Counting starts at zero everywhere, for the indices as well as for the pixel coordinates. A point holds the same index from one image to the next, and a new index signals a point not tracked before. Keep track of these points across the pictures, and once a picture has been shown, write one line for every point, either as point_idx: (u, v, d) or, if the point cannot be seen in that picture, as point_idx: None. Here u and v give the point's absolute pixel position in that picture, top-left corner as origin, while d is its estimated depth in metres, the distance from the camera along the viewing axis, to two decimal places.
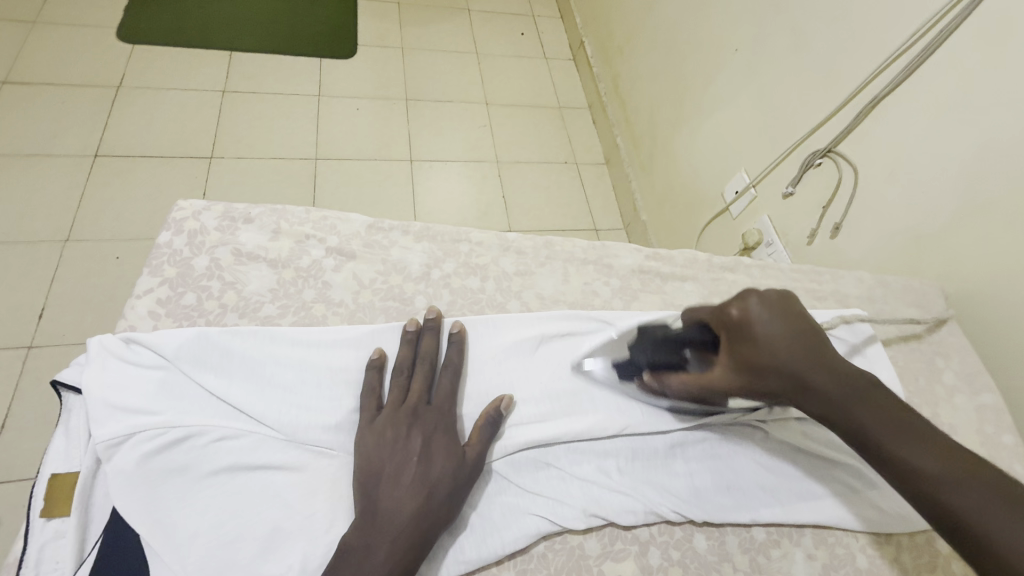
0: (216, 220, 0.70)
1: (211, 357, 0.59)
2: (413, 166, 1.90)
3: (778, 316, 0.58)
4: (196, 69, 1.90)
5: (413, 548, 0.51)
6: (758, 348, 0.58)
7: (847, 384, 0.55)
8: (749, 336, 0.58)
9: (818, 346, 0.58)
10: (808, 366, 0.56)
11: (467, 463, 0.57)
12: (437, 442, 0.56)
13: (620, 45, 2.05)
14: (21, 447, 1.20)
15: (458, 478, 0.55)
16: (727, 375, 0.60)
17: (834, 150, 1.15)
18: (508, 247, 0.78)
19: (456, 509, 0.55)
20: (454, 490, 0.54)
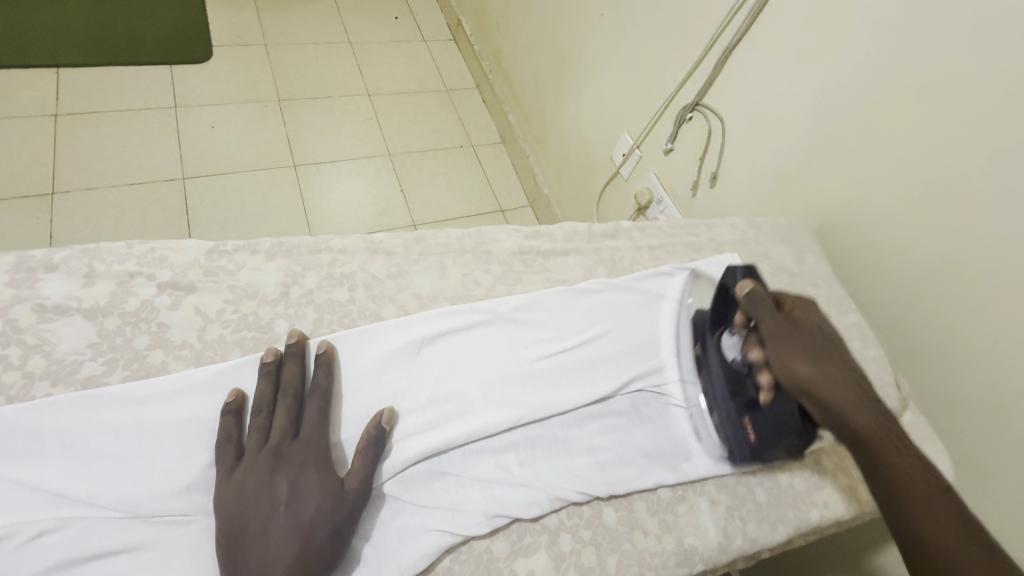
0: (7, 273, 0.58)
1: (15, 441, 0.49)
2: (298, 172, 1.76)
3: (818, 323, 0.67)
4: (14, 93, 1.62)
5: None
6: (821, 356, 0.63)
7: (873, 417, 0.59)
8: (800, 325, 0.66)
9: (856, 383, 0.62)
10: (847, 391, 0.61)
11: (354, 494, 0.52)
12: (311, 480, 0.51)
13: (495, 19, 2.00)
14: None
15: (340, 515, 0.50)
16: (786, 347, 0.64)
17: (701, 103, 1.19)
18: (375, 249, 0.72)
19: (345, 544, 0.50)
20: (337, 528, 0.50)
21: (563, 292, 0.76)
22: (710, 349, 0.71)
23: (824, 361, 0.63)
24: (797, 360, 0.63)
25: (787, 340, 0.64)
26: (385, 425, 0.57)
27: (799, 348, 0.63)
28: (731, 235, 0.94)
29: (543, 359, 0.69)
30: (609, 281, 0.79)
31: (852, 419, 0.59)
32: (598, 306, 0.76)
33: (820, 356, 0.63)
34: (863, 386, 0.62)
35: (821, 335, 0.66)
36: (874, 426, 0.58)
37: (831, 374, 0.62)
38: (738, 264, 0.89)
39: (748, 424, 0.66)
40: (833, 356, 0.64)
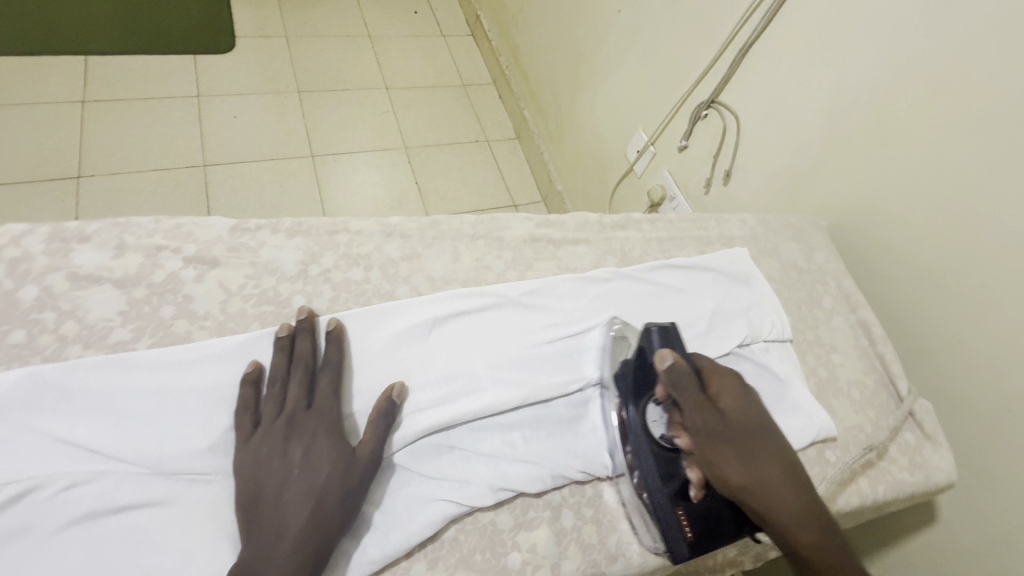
0: (43, 242, 0.61)
1: (49, 397, 0.52)
2: (316, 162, 1.79)
3: (751, 411, 0.60)
4: (45, 79, 1.67)
5: (311, 562, 0.48)
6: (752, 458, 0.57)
7: (819, 529, 0.55)
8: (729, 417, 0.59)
9: (797, 484, 0.57)
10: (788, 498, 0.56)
11: (362, 464, 0.54)
12: (321, 449, 0.53)
13: (514, 15, 2.02)
14: None
15: (351, 483, 0.53)
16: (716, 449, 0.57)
17: (716, 101, 1.19)
18: (391, 232, 0.74)
19: (355, 510, 0.53)
20: (347, 494, 0.52)
21: (570, 279, 0.77)
22: (634, 419, 0.61)
23: (756, 465, 0.57)
24: (727, 466, 0.56)
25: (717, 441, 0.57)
26: (394, 397, 0.59)
27: (732, 450, 0.57)
28: (741, 230, 0.95)
29: (549, 343, 0.71)
30: (617, 270, 0.80)
31: (795, 535, 0.55)
32: (606, 294, 0.77)
33: (751, 459, 0.57)
34: (804, 490, 0.57)
35: (752, 426, 0.59)
36: (818, 545, 0.54)
37: (766, 483, 0.56)
38: (747, 258, 0.90)
39: (683, 516, 0.58)
40: (767, 451, 0.58)
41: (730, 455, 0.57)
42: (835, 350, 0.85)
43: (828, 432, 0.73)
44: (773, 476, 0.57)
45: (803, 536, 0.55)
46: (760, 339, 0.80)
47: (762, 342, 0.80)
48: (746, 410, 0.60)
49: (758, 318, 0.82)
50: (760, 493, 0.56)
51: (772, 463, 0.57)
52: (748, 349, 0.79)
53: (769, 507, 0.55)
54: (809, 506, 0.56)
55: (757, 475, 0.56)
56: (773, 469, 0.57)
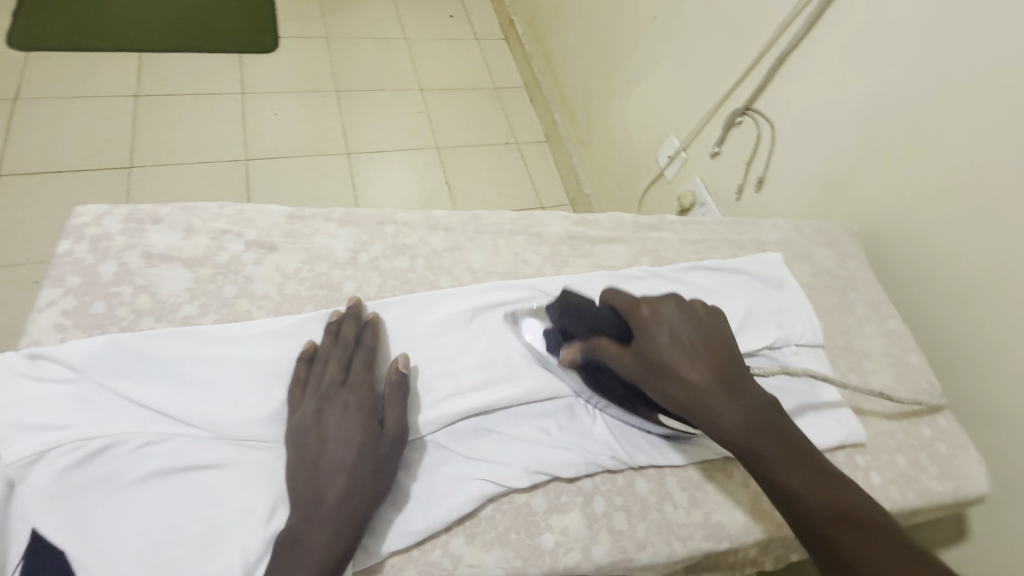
0: (121, 223, 0.67)
1: (127, 363, 0.57)
2: (350, 159, 1.85)
3: (676, 328, 0.61)
4: (103, 74, 1.77)
5: (346, 528, 0.51)
6: (681, 366, 0.59)
7: (757, 421, 0.56)
8: (662, 333, 0.60)
9: (732, 382, 0.58)
10: (721, 396, 0.57)
11: (385, 436, 0.57)
12: (349, 422, 0.56)
13: (548, 20, 2.05)
14: None
15: (378, 454, 0.55)
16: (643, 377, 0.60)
17: (751, 108, 1.20)
18: (435, 224, 0.78)
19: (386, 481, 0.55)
20: (376, 465, 0.55)
21: (604, 276, 0.80)
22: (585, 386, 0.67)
23: (696, 376, 0.58)
24: (658, 383, 0.59)
25: (656, 358, 0.60)
26: (401, 370, 0.61)
27: (661, 369, 0.59)
28: (774, 235, 0.95)
29: None
30: (651, 269, 0.82)
31: (732, 424, 0.56)
32: (640, 292, 0.79)
33: (681, 367, 0.59)
34: (738, 385, 0.58)
35: (687, 337, 0.60)
36: (756, 430, 0.56)
37: (709, 390, 0.58)
38: (781, 263, 0.90)
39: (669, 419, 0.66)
40: (698, 361, 0.59)
41: (666, 369, 0.59)
42: (868, 357, 0.85)
43: (858, 439, 0.74)
44: (715, 382, 0.58)
45: (759, 434, 0.55)
46: (792, 343, 0.81)
47: (794, 345, 0.81)
48: (670, 327, 0.61)
49: (790, 321, 0.83)
50: (706, 401, 0.57)
51: (714, 370, 0.59)
52: (779, 352, 0.80)
53: (718, 413, 0.57)
54: (759, 405, 0.57)
55: (687, 379, 0.58)
56: (716, 376, 0.58)
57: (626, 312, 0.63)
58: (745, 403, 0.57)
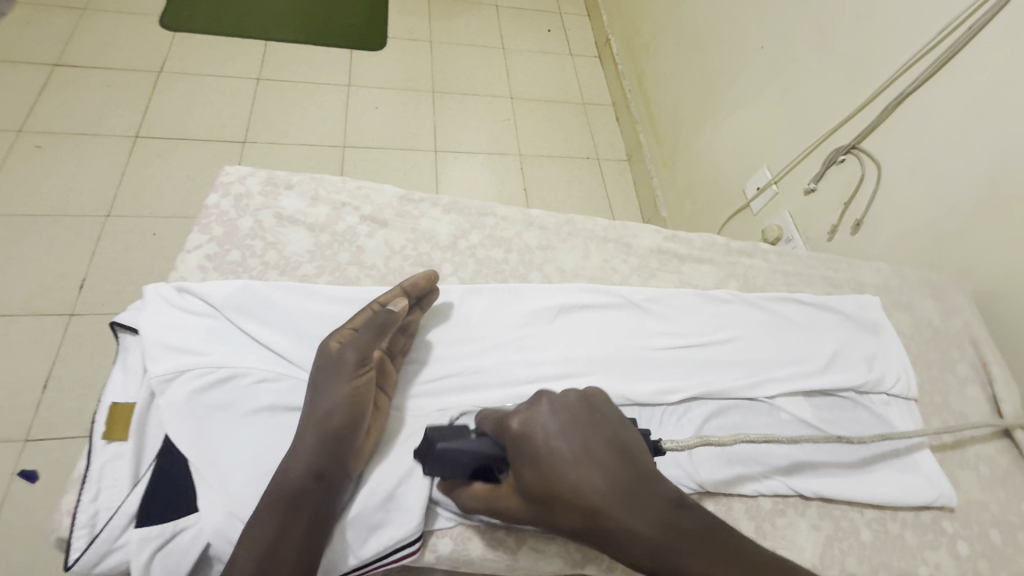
0: (260, 185, 0.75)
1: (255, 307, 0.64)
2: (437, 156, 1.94)
3: (537, 435, 0.50)
4: (233, 56, 1.96)
5: (298, 459, 0.52)
6: (548, 480, 0.48)
7: (656, 528, 0.46)
8: (536, 449, 0.49)
9: (620, 482, 0.47)
10: (603, 499, 0.47)
11: (339, 370, 0.57)
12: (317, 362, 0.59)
13: (646, 41, 2.07)
14: (64, 406, 1.25)
15: (323, 393, 0.56)
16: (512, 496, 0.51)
17: (857, 147, 1.15)
18: (531, 222, 0.81)
19: (342, 417, 0.54)
20: (320, 405, 0.55)
21: (689, 294, 0.80)
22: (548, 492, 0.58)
23: (590, 499, 0.47)
24: (532, 506, 0.50)
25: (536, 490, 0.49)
26: (390, 308, 0.61)
27: (530, 487, 0.49)
28: (873, 278, 0.91)
29: (664, 350, 0.74)
30: (739, 294, 0.81)
31: (626, 532, 0.46)
32: (724, 315, 0.79)
33: (547, 479, 0.48)
34: (623, 482, 0.47)
35: (569, 449, 0.49)
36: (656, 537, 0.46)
37: (608, 509, 0.47)
38: (878, 307, 0.86)
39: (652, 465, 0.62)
40: (573, 468, 0.48)
41: (550, 499, 0.48)
42: (966, 419, 0.79)
43: (948, 502, 0.69)
44: (618, 498, 0.47)
45: (678, 550, 0.45)
46: (883, 391, 0.77)
47: (884, 394, 0.77)
48: (530, 433, 0.50)
49: (883, 368, 0.79)
50: (609, 527, 0.47)
51: (608, 483, 0.47)
52: (867, 398, 0.76)
53: (625, 538, 0.46)
54: (662, 511, 0.47)
55: (564, 497, 0.48)
56: (615, 488, 0.47)
57: (499, 432, 0.52)
58: (631, 513, 0.46)
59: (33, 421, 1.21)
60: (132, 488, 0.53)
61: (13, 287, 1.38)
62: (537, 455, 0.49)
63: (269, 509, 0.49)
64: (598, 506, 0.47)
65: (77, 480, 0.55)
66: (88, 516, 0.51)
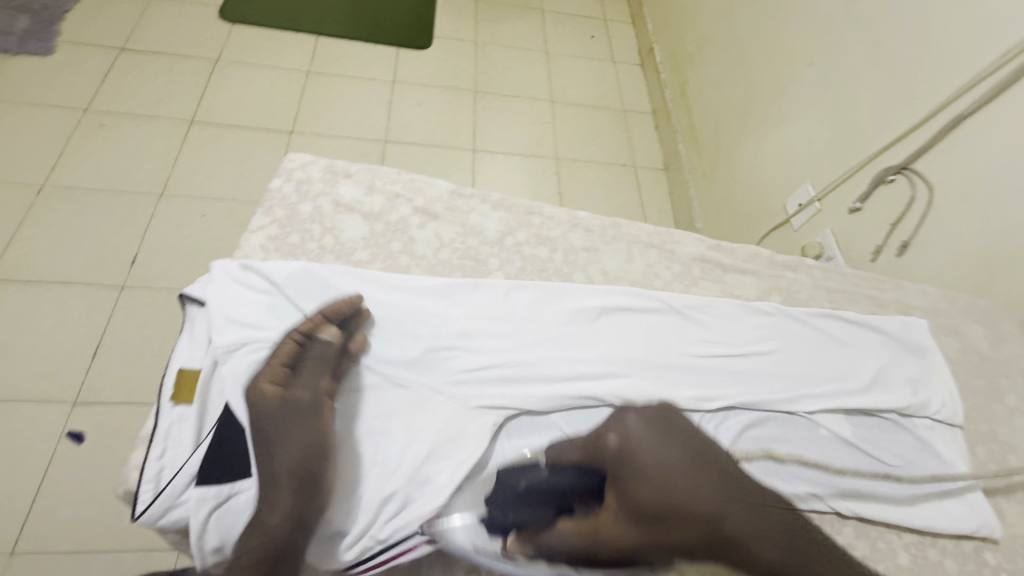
0: (320, 172, 0.79)
1: (312, 288, 0.67)
2: (475, 156, 1.97)
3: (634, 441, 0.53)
4: (286, 49, 2.03)
5: (281, 522, 0.48)
6: (657, 486, 0.47)
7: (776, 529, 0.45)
8: (644, 458, 0.50)
9: (723, 481, 0.49)
10: (719, 504, 0.45)
11: (293, 409, 0.55)
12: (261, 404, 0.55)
13: (691, 51, 2.06)
14: (108, 374, 1.29)
15: (287, 432, 0.53)
16: (616, 522, 0.47)
17: (909, 167, 1.13)
18: (577, 223, 0.83)
19: (316, 457, 0.52)
20: (287, 446, 0.51)
21: (730, 304, 0.80)
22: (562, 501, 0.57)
23: (708, 512, 0.45)
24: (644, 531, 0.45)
25: (647, 502, 0.46)
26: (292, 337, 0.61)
27: (642, 492, 0.47)
28: (921, 301, 0.89)
29: (703, 358, 0.74)
30: (781, 308, 0.81)
31: (750, 538, 0.44)
32: (766, 327, 0.79)
33: (663, 480, 0.48)
34: (727, 479, 0.49)
35: (675, 458, 0.51)
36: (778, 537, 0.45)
37: (726, 511, 0.45)
38: (926, 330, 0.84)
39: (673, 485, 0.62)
40: (681, 468, 0.49)
41: (665, 509, 0.46)
42: (1013, 451, 0.77)
43: (991, 533, 0.67)
44: (731, 501, 0.46)
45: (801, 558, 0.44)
46: (926, 416, 0.75)
47: (928, 419, 0.76)
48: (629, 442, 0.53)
49: (928, 392, 0.77)
50: (730, 545, 0.43)
51: (724, 496, 0.47)
52: (910, 422, 0.75)
53: (750, 546, 0.44)
54: (786, 525, 0.46)
55: (678, 503, 0.46)
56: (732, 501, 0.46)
57: (593, 449, 0.54)
58: (749, 509, 0.46)
59: (81, 385, 1.27)
60: (194, 448, 0.57)
61: (70, 256, 1.44)
62: (645, 460, 0.50)
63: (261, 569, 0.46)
64: (719, 512, 0.45)
65: (145, 438, 0.59)
66: (154, 471, 0.55)
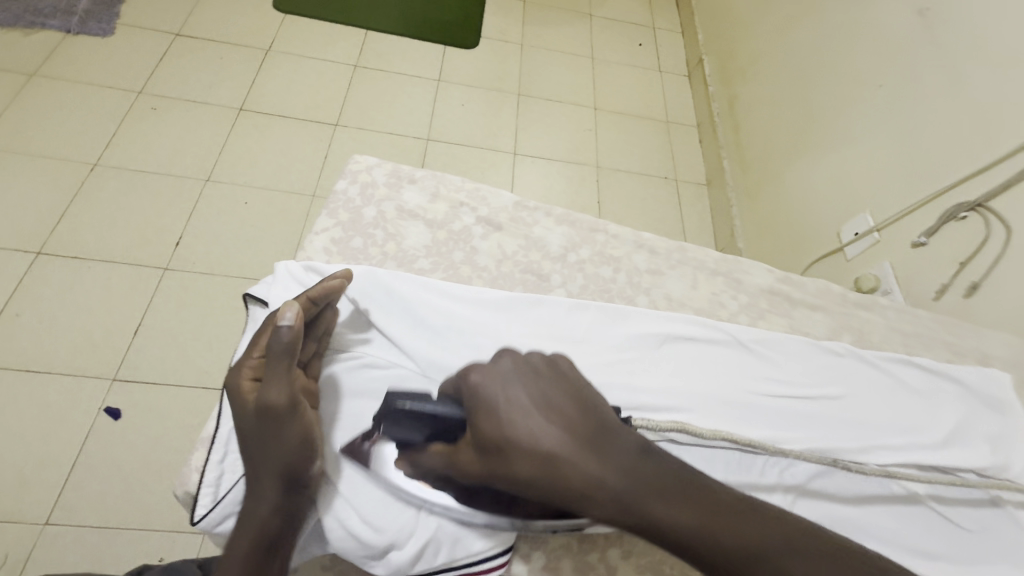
0: (385, 176, 0.78)
1: (376, 293, 0.66)
2: (515, 159, 1.95)
3: (492, 381, 0.49)
4: (335, 42, 2.04)
5: (272, 514, 0.49)
6: (505, 427, 0.46)
7: (626, 471, 0.44)
8: (494, 399, 0.48)
9: (579, 426, 0.47)
10: (556, 442, 0.45)
11: (273, 415, 0.51)
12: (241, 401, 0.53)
13: (743, 66, 1.99)
14: (146, 355, 1.31)
15: (272, 437, 0.51)
16: (470, 456, 0.48)
17: (984, 205, 1.06)
18: (642, 244, 0.81)
19: (304, 461, 0.52)
20: (274, 451, 0.51)
21: (798, 342, 0.77)
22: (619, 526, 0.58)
23: (546, 450, 0.45)
24: (492, 465, 0.46)
25: (492, 439, 0.46)
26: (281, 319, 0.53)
27: (486, 431, 0.47)
28: (1001, 352, 0.84)
29: (772, 397, 0.70)
30: (853, 350, 0.77)
31: (592, 473, 0.44)
32: (836, 369, 0.75)
33: (509, 420, 0.47)
34: (583, 426, 0.47)
35: (526, 397, 0.48)
36: (623, 481, 0.44)
37: (565, 456, 0.45)
38: (1009, 386, 0.79)
39: None
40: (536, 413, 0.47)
41: (505, 450, 0.46)
42: None
43: None
44: (575, 443, 0.45)
45: (646, 498, 0.43)
46: (1008, 479, 0.70)
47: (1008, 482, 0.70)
48: (481, 382, 0.49)
49: (1009, 454, 0.72)
50: (565, 475, 0.44)
51: (567, 431, 0.46)
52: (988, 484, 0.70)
53: (588, 486, 0.44)
54: (626, 459, 0.45)
55: (526, 441, 0.45)
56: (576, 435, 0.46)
57: (457, 388, 0.51)
58: (593, 452, 0.45)
59: (120, 364, 1.28)
60: None
61: (117, 235, 1.46)
62: (494, 406, 0.48)
63: (249, 561, 0.47)
64: (553, 453, 0.45)
65: (208, 437, 0.61)
66: (215, 476, 0.56)
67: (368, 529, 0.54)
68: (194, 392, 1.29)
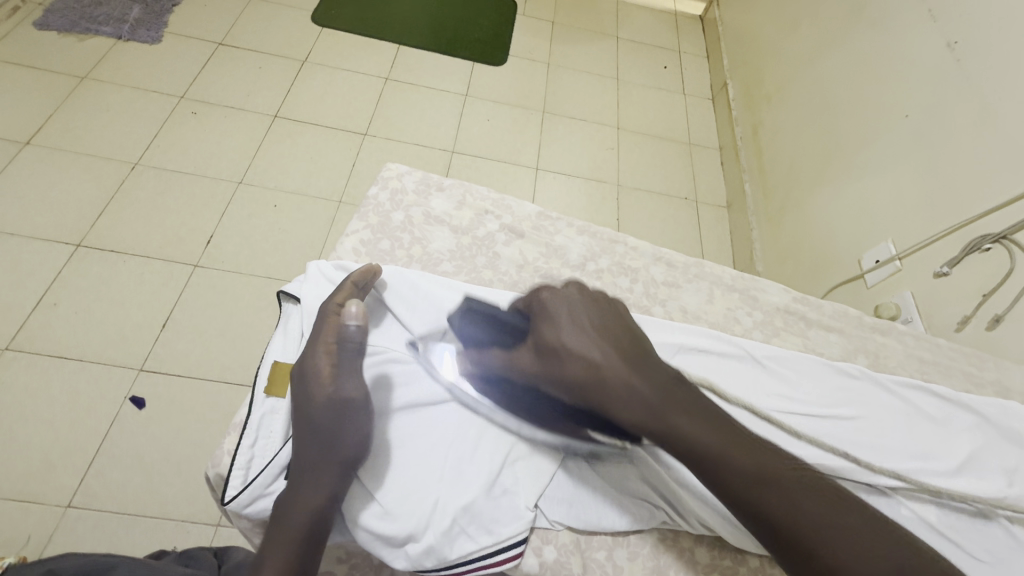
0: (415, 183, 0.82)
1: (402, 291, 0.69)
2: (537, 174, 1.99)
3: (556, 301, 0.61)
4: (369, 55, 2.12)
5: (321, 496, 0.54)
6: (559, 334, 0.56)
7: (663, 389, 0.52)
8: (555, 311, 0.58)
9: (626, 342, 0.56)
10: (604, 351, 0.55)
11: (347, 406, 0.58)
12: (302, 396, 0.58)
13: (768, 92, 2.02)
14: (172, 347, 1.36)
15: (347, 426, 0.57)
16: (529, 357, 0.58)
17: (1009, 237, 1.04)
18: (659, 257, 0.84)
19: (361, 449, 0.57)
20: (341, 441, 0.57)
21: (812, 361, 0.78)
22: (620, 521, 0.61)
23: (592, 356, 0.54)
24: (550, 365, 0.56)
25: (549, 342, 0.56)
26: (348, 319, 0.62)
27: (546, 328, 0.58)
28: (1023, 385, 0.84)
29: (784, 412, 0.70)
30: (868, 373, 0.78)
31: (636, 386, 0.52)
32: (849, 390, 0.75)
33: (572, 327, 0.57)
34: (629, 344, 0.56)
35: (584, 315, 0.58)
36: (661, 393, 0.52)
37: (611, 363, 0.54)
38: None
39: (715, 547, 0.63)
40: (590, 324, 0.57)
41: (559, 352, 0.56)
42: None
43: None
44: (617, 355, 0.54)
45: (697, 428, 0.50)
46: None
47: None
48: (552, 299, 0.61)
49: None
50: (609, 380, 0.53)
51: (613, 348, 0.55)
52: (1003, 514, 0.68)
53: (625, 389, 0.52)
54: (662, 377, 0.54)
55: (579, 345, 0.55)
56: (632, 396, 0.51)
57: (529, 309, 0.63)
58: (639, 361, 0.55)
59: (148, 354, 1.34)
60: (284, 441, 0.61)
61: (152, 232, 1.53)
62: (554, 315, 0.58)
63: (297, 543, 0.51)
64: (599, 361, 0.54)
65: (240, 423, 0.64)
66: (245, 460, 0.59)
67: (385, 520, 0.56)
68: (217, 385, 1.33)
